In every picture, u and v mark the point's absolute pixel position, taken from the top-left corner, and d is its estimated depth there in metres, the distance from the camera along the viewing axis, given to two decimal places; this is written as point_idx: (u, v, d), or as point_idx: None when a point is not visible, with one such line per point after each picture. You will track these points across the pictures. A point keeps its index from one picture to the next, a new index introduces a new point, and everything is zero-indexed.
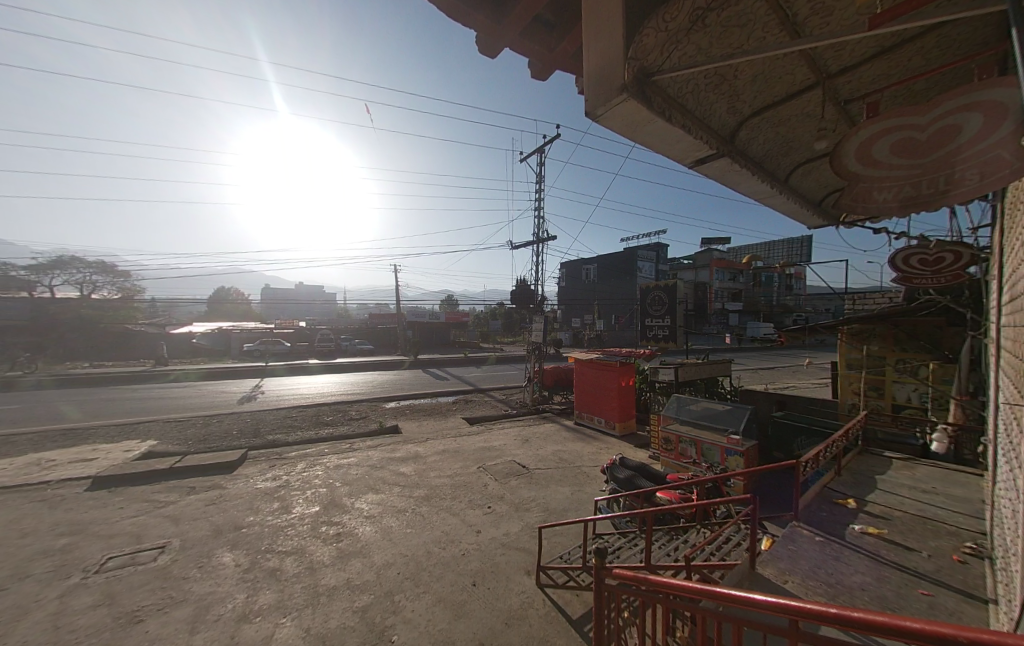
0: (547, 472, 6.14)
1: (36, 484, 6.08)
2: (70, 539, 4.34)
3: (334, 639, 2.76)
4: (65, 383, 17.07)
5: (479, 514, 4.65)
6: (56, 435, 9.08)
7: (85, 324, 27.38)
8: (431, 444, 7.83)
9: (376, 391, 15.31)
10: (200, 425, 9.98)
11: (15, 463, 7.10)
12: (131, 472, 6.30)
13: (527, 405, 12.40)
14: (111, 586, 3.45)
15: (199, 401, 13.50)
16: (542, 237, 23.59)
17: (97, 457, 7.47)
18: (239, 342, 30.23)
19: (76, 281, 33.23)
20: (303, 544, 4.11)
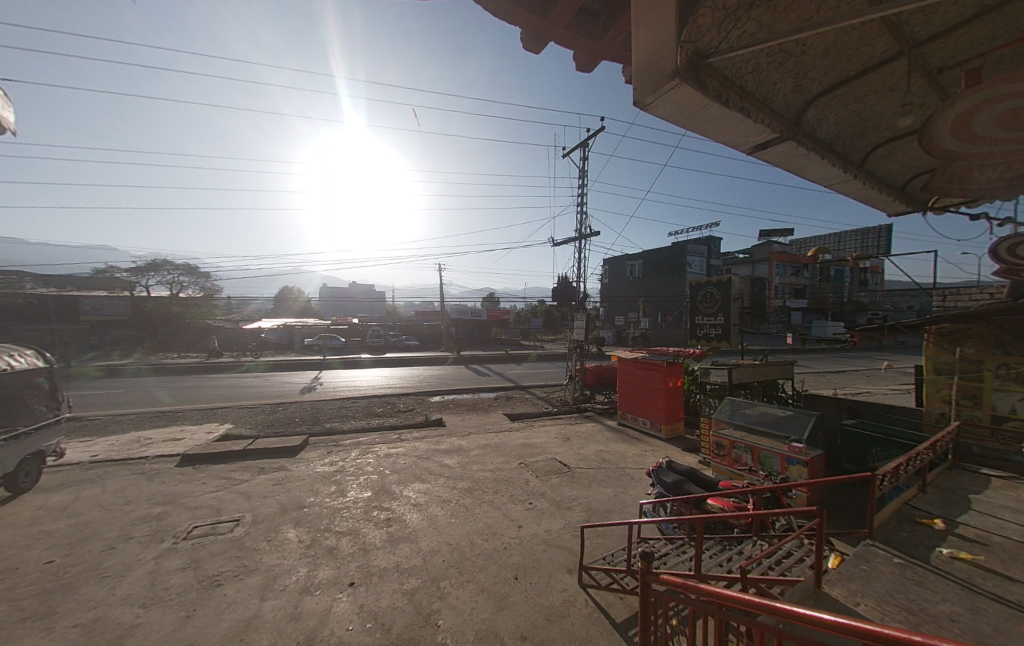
0: (589, 472, 6.05)
1: (139, 458, 7.02)
2: (163, 508, 4.96)
3: (386, 618, 2.91)
4: (160, 371, 19.62)
5: (521, 510, 4.69)
6: (153, 416, 10.44)
7: (174, 319, 31.28)
8: (473, 438, 8.01)
9: (421, 386, 15.91)
10: (268, 412, 10.98)
11: (122, 439, 8.27)
12: (212, 451, 7.07)
13: (567, 405, 12.27)
14: (196, 552, 3.89)
15: (267, 390, 14.93)
16: (584, 234, 23.31)
17: (184, 437, 8.47)
18: (300, 335, 32.80)
19: (168, 282, 37.97)
20: (357, 526, 4.37)
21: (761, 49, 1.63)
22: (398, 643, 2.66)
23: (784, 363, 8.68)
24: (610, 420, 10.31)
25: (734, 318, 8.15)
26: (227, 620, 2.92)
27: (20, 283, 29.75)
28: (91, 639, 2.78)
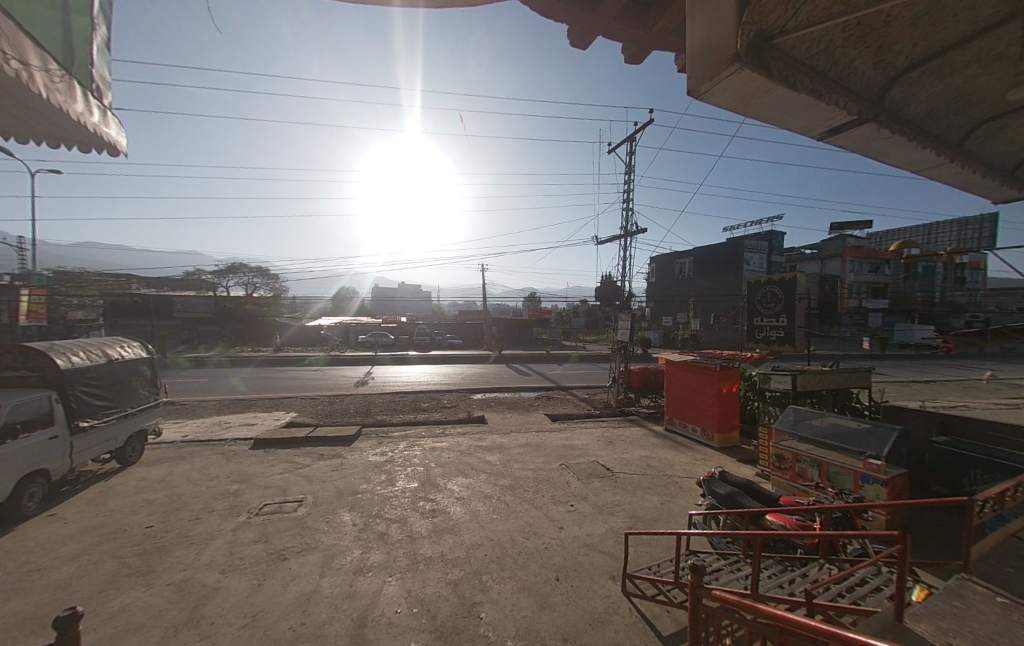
0: (633, 478, 5.87)
1: (220, 440, 7.93)
2: (240, 486, 5.55)
3: (431, 604, 3.03)
4: (238, 362, 22.09)
5: (562, 511, 4.66)
6: (231, 403, 11.76)
7: (247, 317, 35.01)
8: (514, 436, 8.09)
9: (464, 383, 16.36)
10: (326, 403, 11.90)
11: (208, 422, 9.42)
12: (279, 436, 7.80)
13: (609, 408, 12.00)
14: (265, 527, 4.31)
15: (325, 382, 16.22)
16: (629, 232, 22.71)
17: (256, 422, 9.43)
18: (352, 333, 35.13)
19: (242, 283, 42.54)
20: (405, 514, 4.60)
21: (837, 24, 1.48)
22: (443, 630, 2.77)
23: (859, 370, 7.81)
24: (656, 425, 9.93)
25: (798, 320, 7.47)
26: (291, 591, 3.20)
27: (129, 284, 34.89)
28: (184, 596, 3.18)
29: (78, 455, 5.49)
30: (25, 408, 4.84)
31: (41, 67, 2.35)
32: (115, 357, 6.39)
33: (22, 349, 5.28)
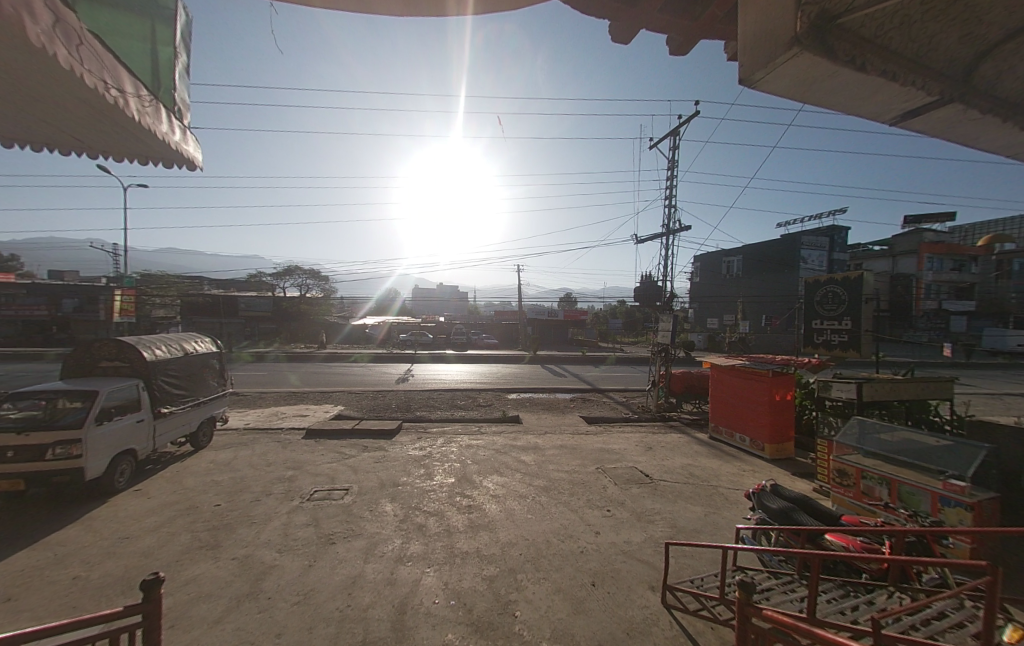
0: (674, 486, 5.65)
1: (276, 429, 8.61)
2: (293, 472, 6.00)
3: (468, 598, 3.09)
4: (294, 357, 23.97)
5: (599, 516, 4.59)
6: (286, 395, 12.74)
7: (299, 315, 37.76)
8: (550, 437, 8.08)
9: (500, 382, 16.57)
10: (370, 398, 12.55)
11: (267, 412, 10.27)
12: (329, 427, 8.33)
13: (648, 413, 11.65)
14: (316, 512, 4.62)
15: (369, 378, 17.12)
16: (672, 230, 21.91)
17: (308, 414, 10.14)
18: (393, 331, 36.77)
19: (295, 284, 45.99)
20: (442, 508, 4.74)
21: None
22: (479, 624, 2.82)
23: (938, 380, 7.00)
24: (699, 433, 9.48)
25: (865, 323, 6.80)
26: (338, 574, 3.40)
27: (201, 285, 38.99)
28: (246, 570, 3.48)
29: (159, 438, 6.19)
30: (118, 395, 5.53)
31: (135, 94, 2.71)
32: (190, 350, 7.13)
33: (116, 342, 6.03)
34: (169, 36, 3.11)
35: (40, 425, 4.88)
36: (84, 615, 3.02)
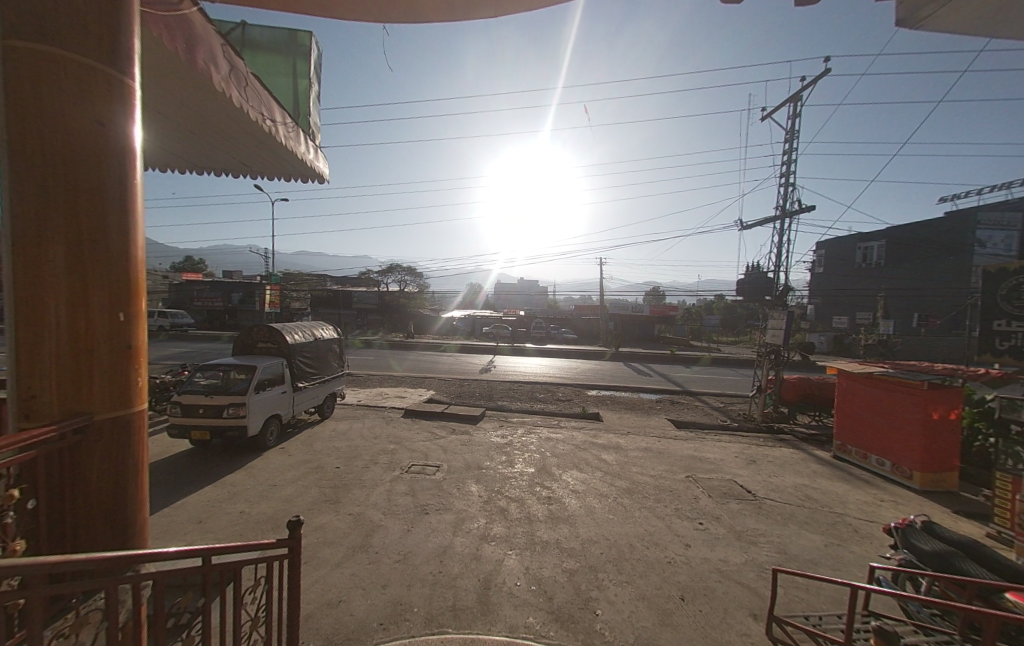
0: (783, 508, 4.96)
1: (379, 407, 9.84)
2: (394, 446, 6.79)
3: (548, 587, 3.14)
4: (395, 345, 27.06)
5: (690, 528, 4.27)
6: (387, 378, 14.47)
7: (394, 308, 42.43)
8: (632, 438, 7.77)
9: (580, 378, 16.42)
10: (456, 385, 13.53)
11: (371, 392, 11.80)
12: (422, 410, 9.21)
13: (749, 422, 10.38)
14: (413, 483, 5.18)
15: (455, 367, 18.46)
16: (787, 213, 19.01)
17: (405, 396, 11.36)
18: (476, 324, 38.90)
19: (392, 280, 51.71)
20: (523, 495, 4.90)
21: None
22: (560, 614, 2.85)
23: None
24: (819, 451, 8.13)
25: None
26: (431, 542, 3.76)
27: (322, 282, 46.56)
28: (358, 525, 4.06)
29: (297, 407, 7.53)
30: (270, 370, 6.87)
31: (282, 122, 3.31)
32: (318, 336, 8.50)
33: (269, 327, 7.47)
34: (305, 71, 3.73)
35: (220, 390, 6.31)
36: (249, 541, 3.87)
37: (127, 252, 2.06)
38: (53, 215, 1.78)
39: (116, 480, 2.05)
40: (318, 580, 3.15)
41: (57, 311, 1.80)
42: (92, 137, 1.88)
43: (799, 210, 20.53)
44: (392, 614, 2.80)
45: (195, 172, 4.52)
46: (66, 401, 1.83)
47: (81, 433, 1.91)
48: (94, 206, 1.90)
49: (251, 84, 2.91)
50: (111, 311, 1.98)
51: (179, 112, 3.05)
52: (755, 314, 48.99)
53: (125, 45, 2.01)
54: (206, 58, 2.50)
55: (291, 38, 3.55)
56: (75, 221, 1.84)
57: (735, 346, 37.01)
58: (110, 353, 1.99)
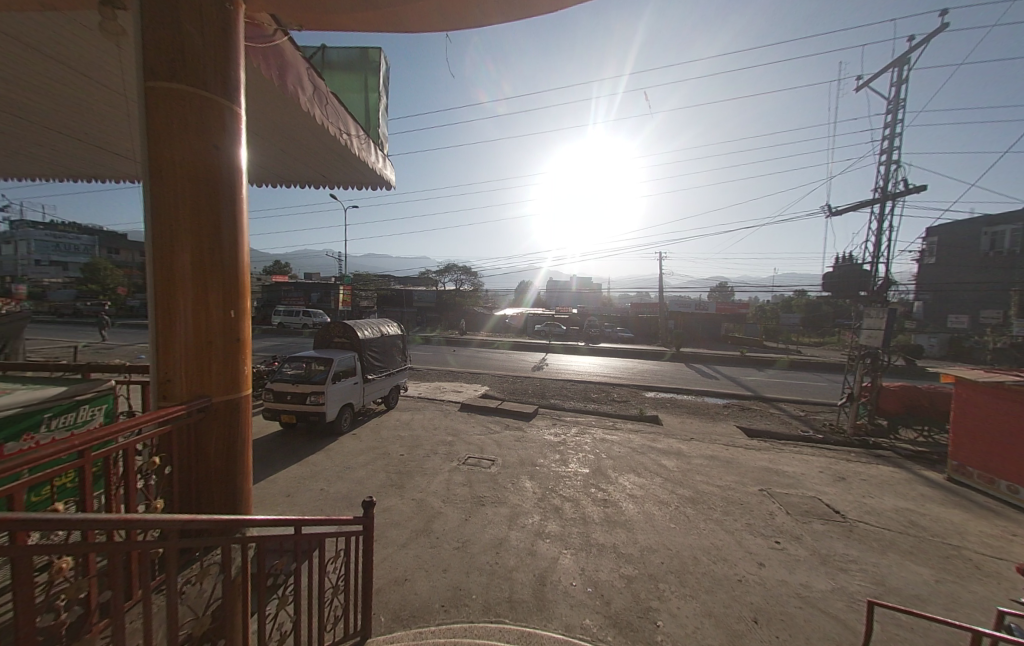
0: (880, 533, 4.35)
1: (437, 400, 10.35)
2: (451, 438, 7.10)
3: (605, 592, 3.08)
4: (451, 342, 28.32)
5: (764, 546, 3.92)
6: (443, 373, 15.21)
7: (448, 306, 44.30)
8: (695, 444, 7.33)
9: (637, 379, 15.81)
10: (509, 382, 13.78)
11: (429, 385, 12.48)
12: (477, 405, 9.52)
13: (835, 435, 9.24)
14: (470, 475, 5.38)
15: (508, 364, 18.83)
16: (889, 197, 16.46)
17: (460, 390, 11.84)
18: (527, 322, 39.16)
19: (446, 279, 53.99)
20: (578, 496, 4.86)
21: None
22: (618, 619, 2.79)
23: None
24: (927, 471, 6.99)
25: None
26: (487, 533, 3.88)
27: (384, 282, 50.15)
28: (421, 510, 4.32)
29: (367, 397, 8.20)
30: (345, 362, 7.57)
31: (356, 134, 3.59)
32: (385, 333, 9.16)
33: (344, 324, 8.24)
34: (376, 85, 3.98)
35: (304, 379, 7.05)
36: (328, 515, 4.31)
37: (236, 257, 2.37)
38: (183, 227, 2.12)
39: (230, 455, 2.38)
40: (387, 558, 3.41)
41: (185, 308, 2.14)
42: (209, 158, 2.19)
43: (906, 192, 17.67)
44: (453, 598, 2.95)
45: (285, 186, 5.12)
46: (192, 385, 2.18)
47: (204, 412, 2.26)
48: (212, 218, 2.22)
49: (331, 101, 3.20)
50: (224, 307, 2.30)
51: (272, 132, 3.47)
52: (840, 313, 43.21)
53: (234, 77, 2.32)
54: (294, 81, 2.81)
55: (363, 56, 3.83)
56: (199, 230, 2.17)
57: (815, 348, 33.07)
58: (224, 345, 2.32)
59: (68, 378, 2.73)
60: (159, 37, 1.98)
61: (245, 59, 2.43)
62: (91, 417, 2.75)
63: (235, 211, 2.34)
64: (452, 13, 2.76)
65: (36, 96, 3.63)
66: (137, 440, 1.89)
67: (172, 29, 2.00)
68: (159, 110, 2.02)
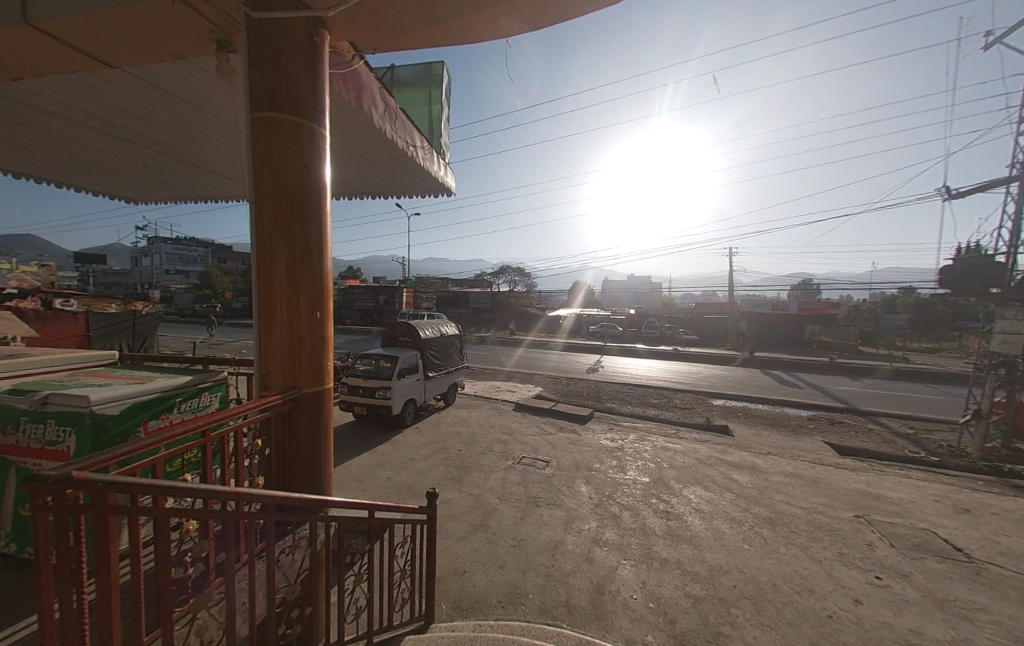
0: (1021, 582, 3.58)
1: (490, 399, 10.61)
2: (506, 437, 7.23)
3: (669, 609, 2.92)
4: (504, 342, 28.83)
5: (861, 580, 3.44)
6: (497, 372, 15.56)
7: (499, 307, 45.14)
8: (772, 460, 6.67)
9: (702, 385, 14.72)
10: (563, 384, 13.65)
11: (483, 384, 12.85)
12: (530, 405, 9.58)
13: (956, 459, 7.79)
14: (525, 475, 5.43)
15: (561, 365, 18.69)
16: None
17: (514, 390, 12.00)
18: (580, 323, 38.60)
19: (500, 280, 55.19)
20: (637, 505, 4.68)
21: None
22: (684, 640, 2.63)
23: None
24: None
25: None
26: (543, 534, 3.88)
27: (439, 283, 52.72)
28: (478, 505, 4.45)
29: (428, 393, 8.65)
30: (409, 360, 8.06)
31: (420, 145, 3.78)
32: (444, 333, 9.60)
33: (407, 324, 8.79)
34: (439, 97, 4.16)
35: (373, 374, 7.65)
36: (394, 502, 4.64)
37: (321, 265, 2.62)
38: (280, 239, 2.40)
39: (315, 442, 2.64)
40: (448, 548, 3.57)
41: (282, 310, 2.42)
42: (299, 177, 2.44)
43: None
44: (510, 595, 2.99)
45: (358, 198, 5.60)
46: (286, 378, 2.46)
47: (295, 403, 2.53)
48: (301, 229, 2.47)
49: (399, 117, 3.44)
50: (311, 310, 2.54)
51: (349, 149, 3.81)
52: (959, 315, 36.21)
53: (320, 101, 2.56)
54: (368, 101, 3.06)
55: (428, 71, 4.06)
56: (292, 241, 2.44)
57: (925, 356, 28.05)
58: (312, 343, 2.58)
59: (193, 369, 3.20)
60: (264, 74, 2.28)
61: (329, 84, 2.69)
62: (211, 402, 3.18)
63: (320, 223, 2.58)
64: (513, 16, 2.79)
65: (169, 131, 4.36)
66: (243, 424, 2.18)
67: (271, 68, 2.29)
68: (261, 139, 2.31)
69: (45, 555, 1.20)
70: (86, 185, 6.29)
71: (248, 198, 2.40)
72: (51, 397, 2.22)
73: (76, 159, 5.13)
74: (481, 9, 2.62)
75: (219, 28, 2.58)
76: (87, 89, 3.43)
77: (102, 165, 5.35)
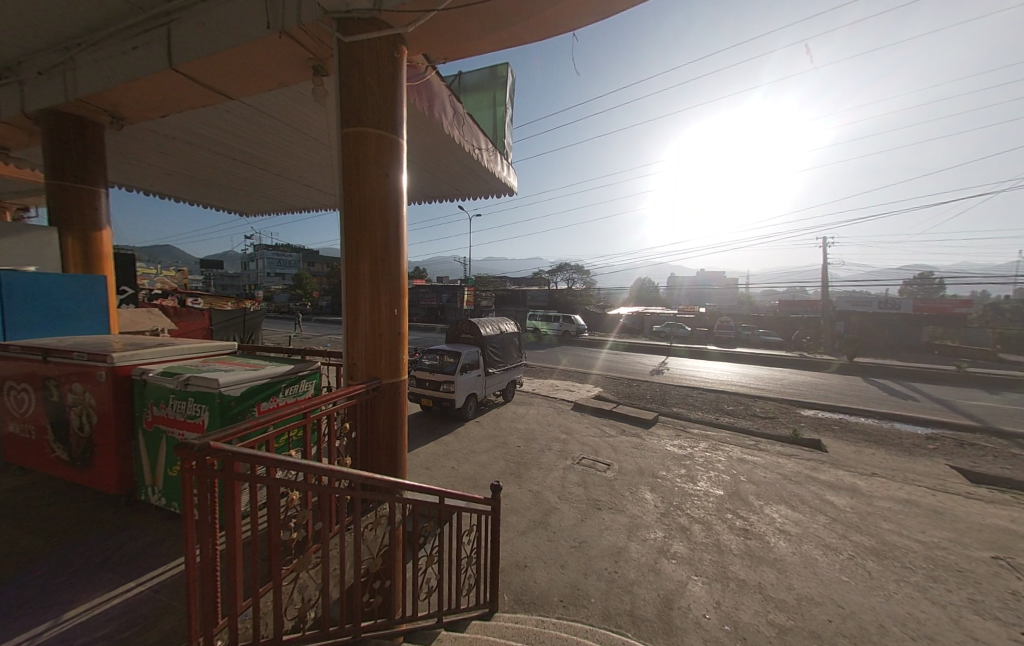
0: None
1: (547, 397, 10.62)
2: (564, 436, 7.19)
3: (749, 635, 2.69)
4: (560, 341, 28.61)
5: (1001, 636, 2.86)
6: (554, 370, 15.51)
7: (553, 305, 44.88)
8: (878, 483, 5.79)
9: (787, 393, 13.18)
10: (624, 385, 13.17)
11: (540, 382, 12.91)
12: (588, 406, 9.42)
13: None
14: (584, 476, 5.37)
15: (621, 365, 18.04)
16: None
17: (572, 390, 11.87)
18: (640, 322, 36.94)
19: (556, 278, 54.89)
20: (709, 519, 4.37)
21: None
22: None
23: None
24: None
25: None
26: (605, 538, 3.80)
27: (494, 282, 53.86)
28: (539, 502, 4.50)
29: (488, 388, 8.91)
30: (471, 356, 8.37)
31: (484, 147, 3.90)
32: (503, 331, 9.81)
33: (469, 322, 9.14)
34: (503, 98, 4.26)
35: (438, 369, 8.09)
36: (459, 491, 4.89)
37: (399, 265, 2.83)
38: (364, 242, 2.62)
39: (392, 429, 2.86)
40: (510, 542, 3.65)
41: (365, 307, 2.66)
42: (380, 184, 2.64)
43: None
44: (572, 596, 2.98)
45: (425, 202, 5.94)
46: (369, 369, 2.70)
47: (376, 392, 2.77)
48: (382, 233, 2.68)
49: (466, 121, 3.60)
50: (390, 307, 2.75)
51: (419, 156, 4.05)
52: None
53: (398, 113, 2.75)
54: (439, 109, 3.24)
55: (493, 74, 4.17)
56: (374, 243, 2.66)
57: None
58: (390, 338, 2.79)
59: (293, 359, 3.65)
60: (352, 92, 2.50)
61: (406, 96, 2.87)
62: (308, 389, 3.61)
63: (397, 226, 2.77)
64: (583, 7, 2.73)
65: (270, 151, 5.00)
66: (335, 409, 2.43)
67: (358, 85, 2.51)
68: (349, 151, 2.55)
69: (191, 510, 1.44)
70: (211, 202, 7.53)
71: (338, 206, 2.67)
72: (192, 379, 2.69)
73: (203, 180, 6.15)
74: (550, 4, 2.61)
75: (315, 55, 2.86)
76: (210, 120, 4.07)
77: (221, 183, 6.34)
